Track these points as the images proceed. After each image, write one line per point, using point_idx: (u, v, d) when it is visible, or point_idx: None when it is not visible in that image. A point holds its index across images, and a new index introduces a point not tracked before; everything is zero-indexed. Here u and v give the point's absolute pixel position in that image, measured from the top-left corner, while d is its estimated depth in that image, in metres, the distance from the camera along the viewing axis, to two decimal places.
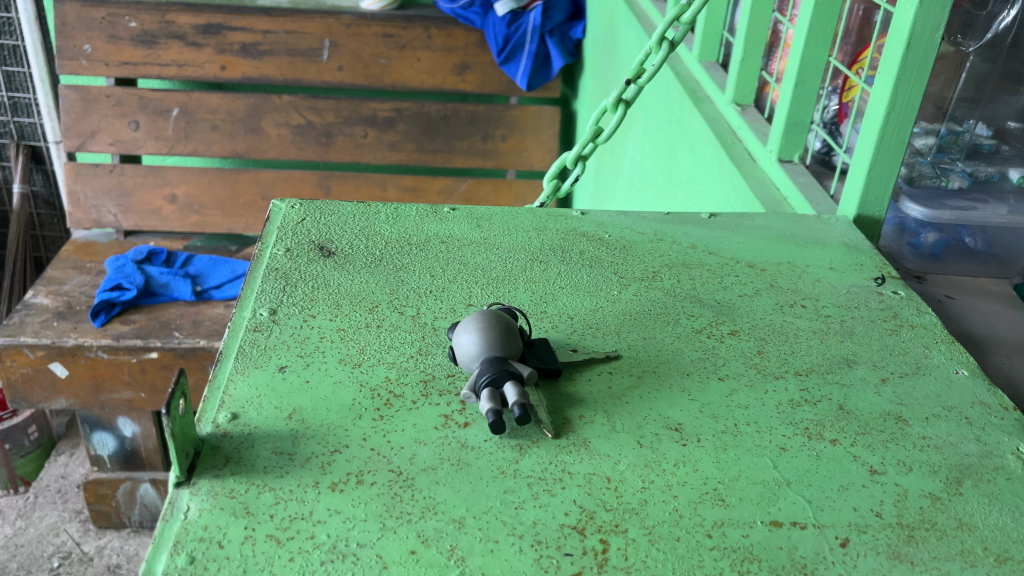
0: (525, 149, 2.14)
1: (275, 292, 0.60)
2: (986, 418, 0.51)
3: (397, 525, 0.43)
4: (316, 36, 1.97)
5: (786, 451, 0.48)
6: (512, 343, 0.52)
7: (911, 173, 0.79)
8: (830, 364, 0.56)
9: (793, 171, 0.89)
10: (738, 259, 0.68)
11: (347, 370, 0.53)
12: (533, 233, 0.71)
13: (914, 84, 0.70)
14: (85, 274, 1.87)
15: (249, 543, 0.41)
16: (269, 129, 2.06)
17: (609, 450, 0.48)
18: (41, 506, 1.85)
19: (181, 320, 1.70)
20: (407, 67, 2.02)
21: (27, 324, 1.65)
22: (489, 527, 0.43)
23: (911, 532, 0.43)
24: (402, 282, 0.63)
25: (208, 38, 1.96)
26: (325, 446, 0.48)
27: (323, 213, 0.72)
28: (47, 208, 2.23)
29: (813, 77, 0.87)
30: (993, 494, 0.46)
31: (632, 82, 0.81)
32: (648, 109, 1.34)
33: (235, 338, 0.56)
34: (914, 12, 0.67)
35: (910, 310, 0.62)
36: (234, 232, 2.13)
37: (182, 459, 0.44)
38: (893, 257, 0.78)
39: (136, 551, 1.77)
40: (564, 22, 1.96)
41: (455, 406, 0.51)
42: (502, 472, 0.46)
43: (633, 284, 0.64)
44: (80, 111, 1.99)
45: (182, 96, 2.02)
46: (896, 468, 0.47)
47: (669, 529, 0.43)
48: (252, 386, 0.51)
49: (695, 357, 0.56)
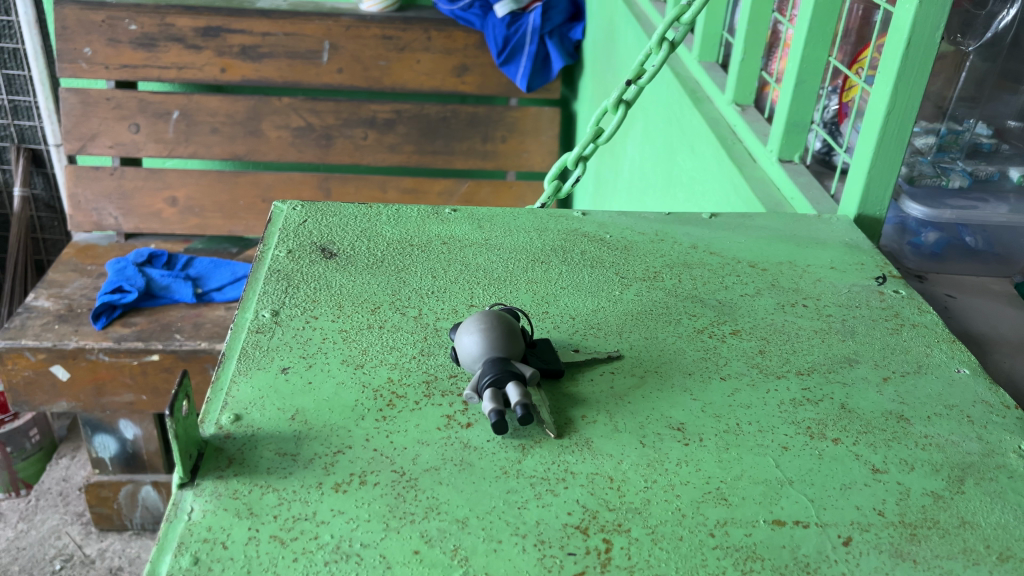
0: (525, 150, 2.14)
1: (277, 294, 0.60)
2: (988, 416, 0.51)
3: (401, 525, 0.43)
4: (315, 39, 1.97)
5: (788, 450, 0.48)
6: (514, 343, 0.52)
7: (911, 172, 0.79)
8: (832, 363, 0.56)
9: (793, 171, 0.89)
10: (739, 258, 0.68)
11: (349, 371, 0.54)
12: (534, 233, 0.71)
13: (914, 83, 0.70)
14: (86, 276, 1.87)
15: (253, 544, 0.42)
16: (269, 131, 2.06)
17: (612, 449, 0.48)
18: (43, 509, 1.85)
19: (182, 322, 1.70)
20: (406, 69, 2.02)
21: (28, 327, 1.65)
22: (492, 527, 0.43)
23: (913, 530, 0.43)
24: (403, 283, 0.63)
25: (207, 40, 1.96)
26: (328, 447, 0.48)
27: (324, 215, 0.72)
28: (48, 211, 2.23)
29: (813, 77, 0.87)
30: (996, 492, 0.46)
31: (632, 83, 0.81)
32: (648, 110, 1.34)
33: (238, 340, 0.56)
34: (914, 12, 0.67)
35: (912, 309, 0.62)
36: (235, 234, 2.13)
37: (186, 460, 0.45)
38: (894, 257, 0.78)
39: (137, 554, 1.77)
40: (564, 23, 1.96)
41: (458, 406, 0.51)
42: (505, 472, 0.46)
43: (635, 284, 0.64)
44: (80, 114, 2.00)
45: (182, 98, 2.02)
46: (898, 467, 0.47)
47: (672, 529, 0.43)
48: (255, 387, 0.52)
49: (697, 357, 0.56)
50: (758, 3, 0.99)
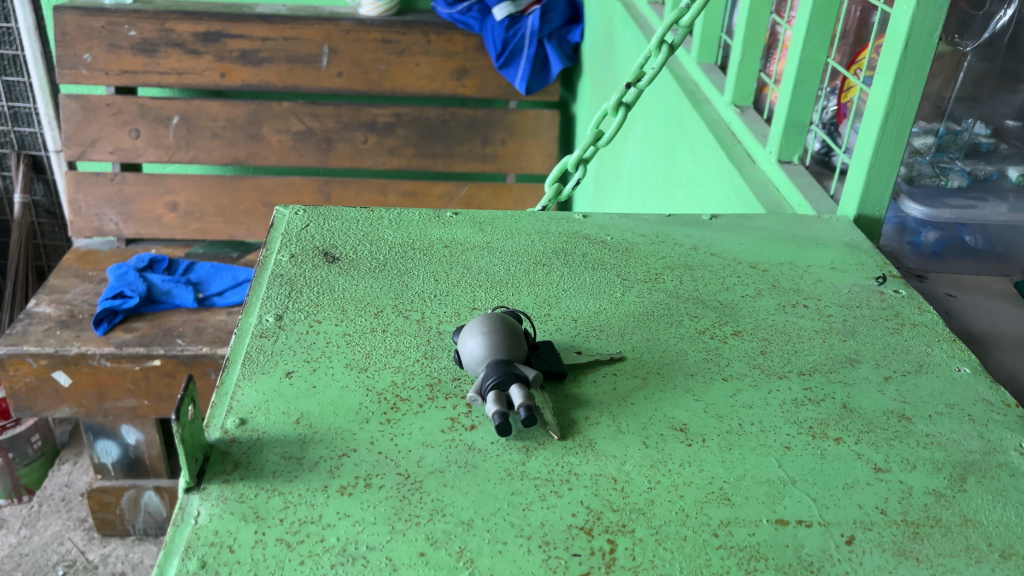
0: (525, 152, 2.15)
1: (281, 298, 0.61)
2: (989, 415, 0.52)
3: (406, 527, 0.43)
4: (315, 43, 1.98)
5: (790, 450, 0.49)
6: (517, 345, 0.52)
7: (911, 172, 0.79)
8: (833, 363, 0.56)
9: (793, 172, 0.89)
10: (740, 260, 0.69)
11: (353, 374, 0.54)
12: (536, 236, 0.71)
13: (913, 83, 0.70)
14: (88, 282, 1.88)
15: (259, 547, 0.42)
16: (269, 135, 2.07)
17: (616, 451, 0.48)
18: (45, 514, 1.85)
19: (183, 327, 1.70)
20: (406, 73, 2.03)
21: (30, 333, 1.65)
22: (497, 529, 0.43)
23: (916, 528, 0.44)
24: (406, 287, 0.63)
25: (207, 46, 1.97)
26: (333, 450, 0.48)
27: (327, 219, 0.72)
28: (49, 217, 2.23)
29: (812, 78, 0.87)
30: (997, 490, 0.46)
31: (632, 85, 0.82)
32: (648, 112, 1.34)
33: (242, 344, 0.56)
34: (912, 12, 0.67)
35: (912, 309, 0.62)
36: (235, 238, 2.14)
37: (192, 464, 0.45)
38: (894, 257, 0.78)
39: (140, 559, 1.77)
40: (563, 25, 1.96)
41: (461, 409, 0.51)
42: (509, 474, 0.47)
43: (636, 286, 0.65)
44: (81, 120, 2.00)
45: (182, 103, 2.02)
46: (900, 465, 0.48)
47: (676, 529, 0.43)
48: (260, 392, 0.52)
49: (699, 358, 0.57)
50: (756, 5, 1.00)
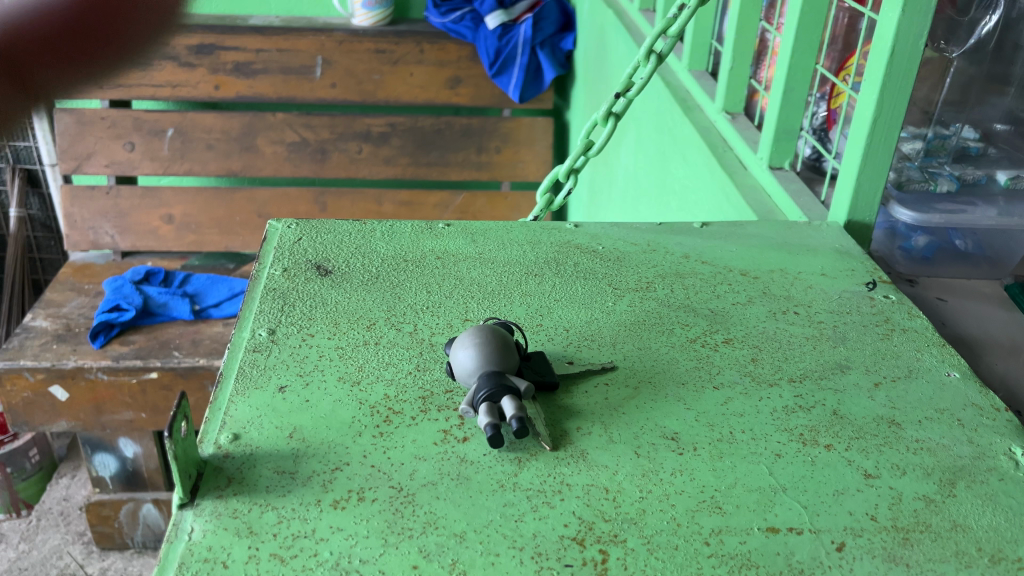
0: (519, 160, 2.16)
1: (274, 312, 0.61)
2: (978, 420, 0.52)
3: (399, 540, 0.43)
4: (308, 54, 1.99)
5: (781, 457, 0.49)
6: (508, 356, 0.53)
7: (900, 177, 0.80)
8: (823, 369, 0.57)
9: (784, 178, 0.90)
10: (730, 267, 0.69)
11: (346, 388, 0.54)
12: (528, 246, 0.72)
13: (899, 89, 0.71)
14: (84, 296, 1.88)
15: (253, 562, 0.42)
16: (264, 146, 2.07)
17: (608, 461, 0.49)
18: (44, 529, 1.85)
19: (180, 339, 1.70)
20: (399, 82, 2.04)
21: (27, 347, 1.65)
22: (490, 540, 0.43)
23: (906, 534, 0.44)
24: (398, 299, 0.63)
25: (201, 58, 1.97)
26: (326, 464, 0.48)
27: (319, 232, 0.72)
28: (44, 230, 2.23)
29: (801, 84, 0.87)
30: (986, 495, 0.46)
31: (621, 95, 0.82)
32: (640, 120, 1.35)
33: (235, 359, 0.56)
34: (897, 20, 0.68)
35: (902, 314, 0.63)
36: (232, 250, 2.14)
37: (186, 481, 0.45)
38: (885, 262, 0.79)
39: (139, 572, 1.77)
40: (556, 33, 1.95)
41: (453, 421, 0.52)
42: (501, 486, 0.47)
43: (627, 295, 0.65)
44: (76, 134, 2.00)
45: (177, 116, 2.03)
46: (890, 471, 0.48)
47: (667, 538, 0.44)
48: (253, 407, 0.52)
49: (689, 366, 0.57)
50: (745, 12, 1.00)
